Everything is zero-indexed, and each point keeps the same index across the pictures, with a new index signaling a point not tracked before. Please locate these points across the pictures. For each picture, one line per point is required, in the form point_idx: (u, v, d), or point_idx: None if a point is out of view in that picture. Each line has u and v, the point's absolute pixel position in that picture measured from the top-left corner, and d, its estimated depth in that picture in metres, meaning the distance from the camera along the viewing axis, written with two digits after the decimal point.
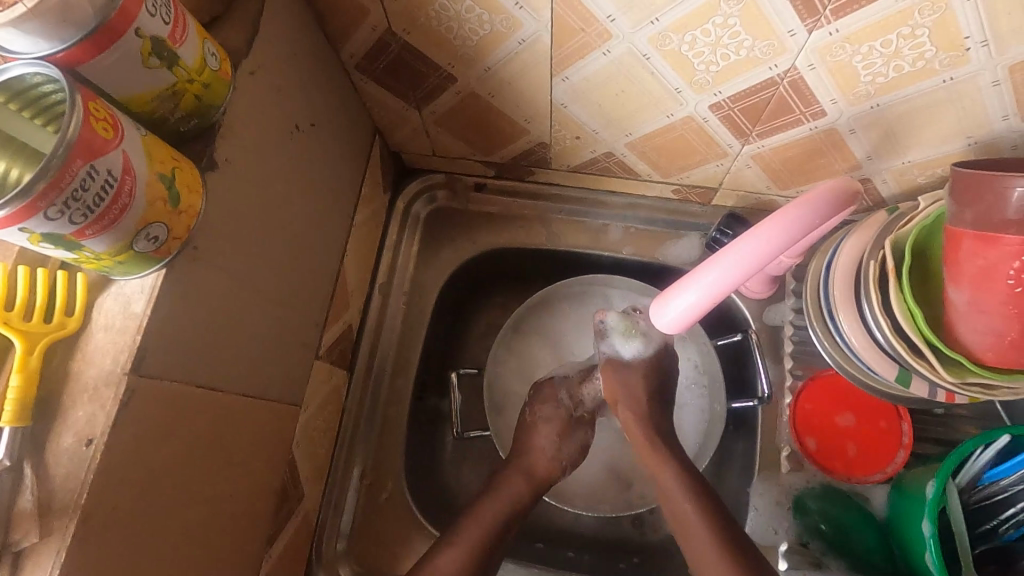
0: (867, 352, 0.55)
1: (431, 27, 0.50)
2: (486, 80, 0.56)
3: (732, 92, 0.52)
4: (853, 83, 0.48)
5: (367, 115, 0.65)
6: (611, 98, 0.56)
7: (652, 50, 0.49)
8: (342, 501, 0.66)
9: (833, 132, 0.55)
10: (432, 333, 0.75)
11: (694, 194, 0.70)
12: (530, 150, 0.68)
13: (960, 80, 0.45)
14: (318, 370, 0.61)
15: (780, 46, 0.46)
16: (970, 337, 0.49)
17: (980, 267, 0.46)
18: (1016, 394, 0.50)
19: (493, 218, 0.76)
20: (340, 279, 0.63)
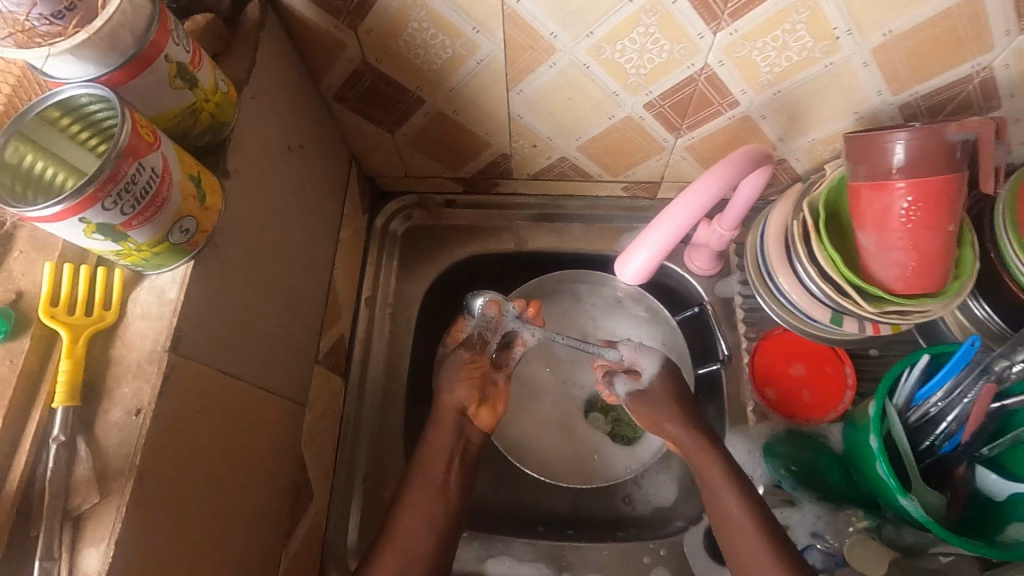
0: (805, 301, 0.64)
1: (401, 54, 0.59)
2: (451, 99, 0.65)
3: (661, 90, 0.62)
4: (755, 74, 0.59)
5: (344, 142, 0.72)
6: (560, 105, 0.65)
7: (591, 60, 0.58)
8: (348, 503, 0.69)
9: (748, 120, 0.65)
10: (419, 340, 0.80)
11: (642, 189, 0.79)
12: (493, 162, 0.76)
13: (837, 64, 0.57)
14: (318, 374, 0.65)
15: (694, 47, 0.56)
16: (882, 272, 0.58)
17: (879, 211, 0.56)
18: (926, 316, 0.59)
19: (465, 230, 0.83)
20: (331, 290, 0.69)
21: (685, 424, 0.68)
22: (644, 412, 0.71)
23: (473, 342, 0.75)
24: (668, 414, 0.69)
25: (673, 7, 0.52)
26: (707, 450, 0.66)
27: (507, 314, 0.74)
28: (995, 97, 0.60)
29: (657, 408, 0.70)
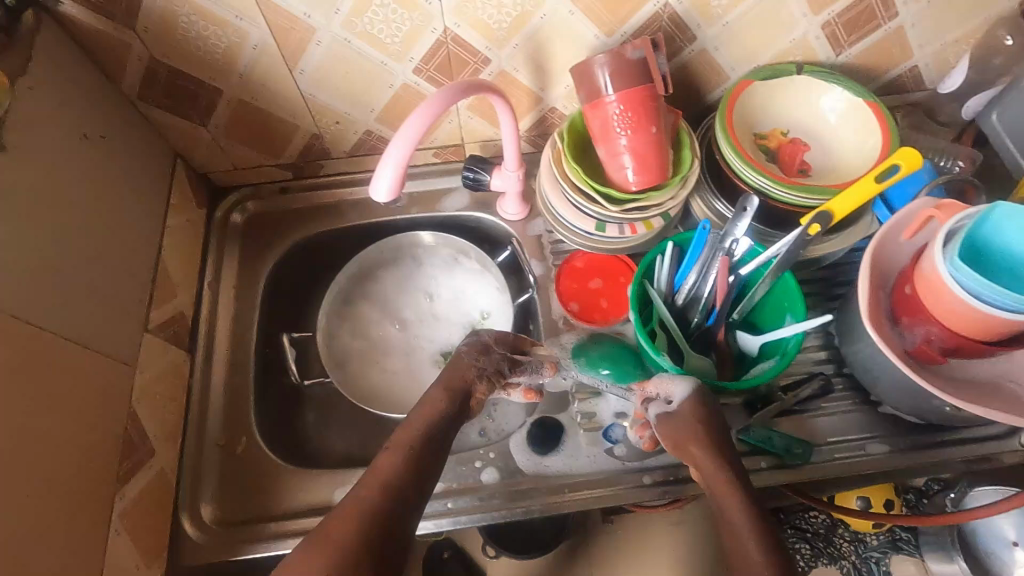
0: (574, 215, 0.76)
1: (183, 47, 0.68)
2: (245, 85, 0.74)
3: (420, 55, 0.73)
4: (491, 31, 0.71)
5: (164, 140, 0.80)
6: (342, 80, 0.75)
7: (348, 34, 0.69)
8: (201, 463, 0.74)
9: (505, 74, 0.77)
10: (267, 315, 0.87)
11: (450, 153, 0.90)
12: (309, 144, 0.85)
13: (549, 15, 0.70)
14: (150, 343, 0.71)
15: (427, 13, 0.68)
16: (618, 175, 0.71)
17: (601, 123, 0.68)
18: (660, 207, 0.72)
19: (301, 212, 0.92)
20: (161, 269, 0.75)
21: (710, 447, 0.63)
22: (675, 433, 0.66)
23: (466, 362, 0.71)
24: (693, 437, 0.64)
25: None
26: (730, 482, 0.60)
27: (502, 348, 0.74)
28: (687, 29, 0.74)
29: (682, 428, 0.65)
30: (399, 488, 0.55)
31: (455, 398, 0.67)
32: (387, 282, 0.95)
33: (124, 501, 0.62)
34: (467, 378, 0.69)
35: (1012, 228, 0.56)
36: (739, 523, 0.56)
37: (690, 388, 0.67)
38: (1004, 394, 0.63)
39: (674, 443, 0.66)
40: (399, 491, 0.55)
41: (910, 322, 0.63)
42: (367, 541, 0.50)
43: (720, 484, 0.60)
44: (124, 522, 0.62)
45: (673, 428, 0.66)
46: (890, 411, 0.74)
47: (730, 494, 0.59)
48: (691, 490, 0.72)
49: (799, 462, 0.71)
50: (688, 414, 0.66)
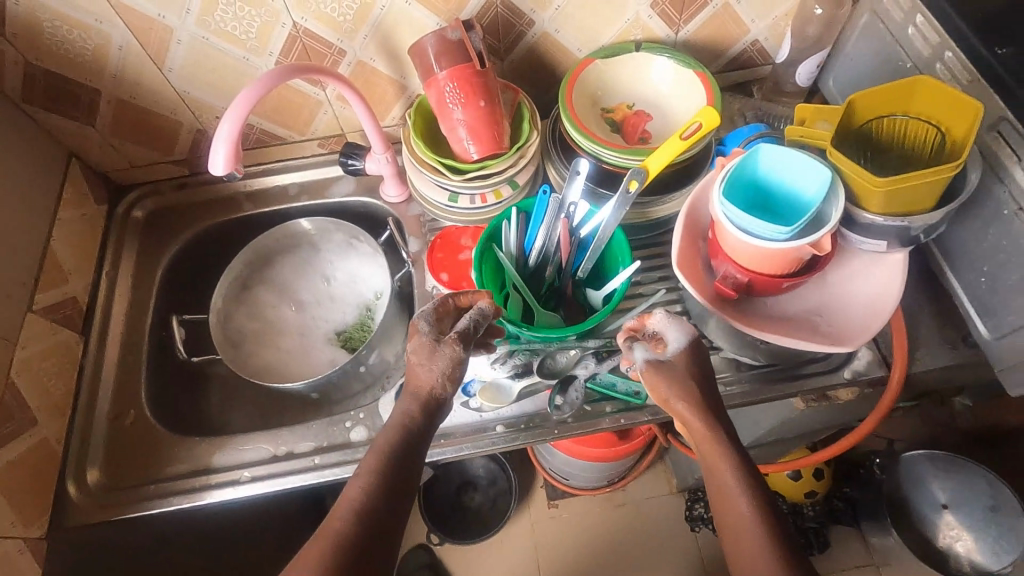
0: (429, 188, 0.82)
1: (53, 50, 0.75)
2: (120, 85, 0.81)
3: (278, 49, 0.80)
4: (337, 24, 0.78)
5: (56, 141, 0.86)
6: (211, 76, 0.82)
7: (204, 32, 0.76)
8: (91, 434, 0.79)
9: (362, 65, 0.84)
10: (164, 300, 0.93)
11: (333, 143, 0.96)
12: (197, 140, 0.92)
13: (387, 6, 0.77)
14: (34, 322, 0.76)
15: (273, 8, 0.75)
16: (458, 146, 0.77)
17: (436, 97, 0.75)
18: (502, 175, 0.78)
19: (199, 205, 0.98)
20: (49, 257, 0.81)
21: (699, 407, 0.61)
22: (656, 387, 0.63)
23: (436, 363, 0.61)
24: (683, 393, 0.62)
25: None
26: (714, 435, 0.59)
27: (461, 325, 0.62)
28: (523, 14, 0.81)
29: (670, 379, 0.62)
30: (373, 507, 0.52)
31: (428, 411, 0.60)
32: (284, 268, 1.00)
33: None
34: (445, 392, 0.61)
35: (779, 164, 0.61)
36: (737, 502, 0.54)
37: (685, 334, 0.65)
38: (807, 324, 0.68)
39: (658, 396, 0.63)
40: (375, 505, 0.53)
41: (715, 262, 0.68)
42: (352, 544, 0.50)
43: (704, 441, 0.59)
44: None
45: (660, 377, 0.63)
46: (729, 354, 0.79)
47: (713, 448, 0.58)
48: (541, 436, 0.76)
49: (641, 404, 0.77)
50: (683, 372, 0.63)
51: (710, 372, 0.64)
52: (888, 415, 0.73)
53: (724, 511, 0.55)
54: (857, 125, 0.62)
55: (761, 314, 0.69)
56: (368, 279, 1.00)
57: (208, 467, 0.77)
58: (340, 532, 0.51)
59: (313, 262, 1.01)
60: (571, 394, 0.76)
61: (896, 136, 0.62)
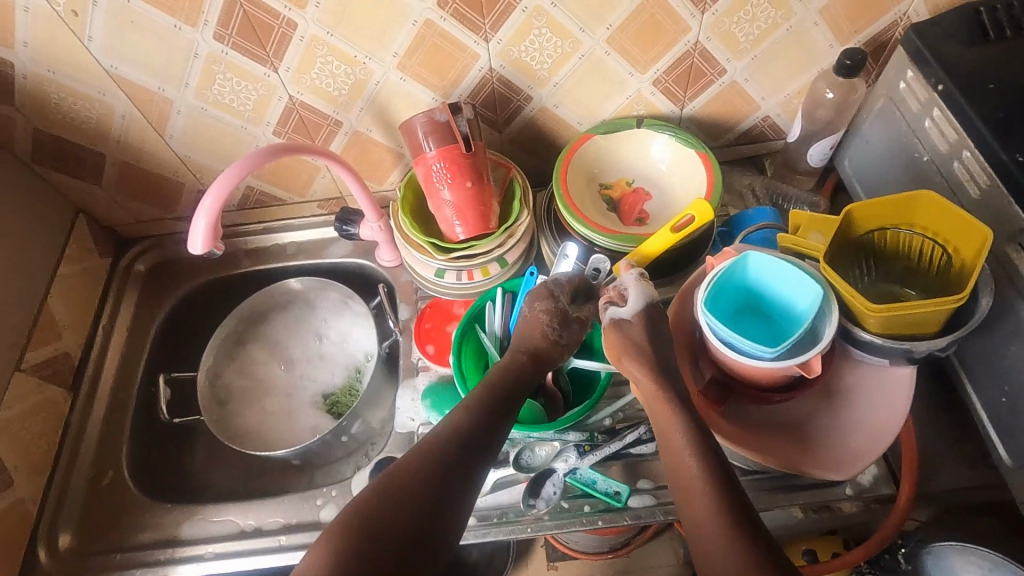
0: (415, 263, 0.80)
1: (61, 118, 0.77)
2: (125, 149, 0.83)
3: (275, 120, 0.80)
4: (332, 98, 0.78)
5: (65, 198, 0.89)
6: (210, 143, 0.83)
7: (203, 104, 0.77)
8: (68, 494, 0.79)
9: (358, 134, 0.84)
10: (155, 355, 0.94)
11: (332, 205, 0.97)
12: (198, 199, 0.93)
13: (382, 82, 0.77)
14: (21, 381, 0.77)
15: (269, 84, 0.75)
16: (445, 225, 0.76)
17: (423, 175, 0.74)
18: (489, 255, 0.76)
19: (200, 260, 1.00)
20: (45, 313, 0.83)
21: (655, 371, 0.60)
22: (612, 343, 0.64)
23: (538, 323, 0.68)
24: (635, 352, 0.62)
25: (229, 56, 0.72)
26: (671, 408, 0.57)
27: (552, 300, 0.69)
28: (520, 90, 0.80)
29: (626, 342, 0.63)
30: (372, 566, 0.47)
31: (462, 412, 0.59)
32: (276, 327, 1.00)
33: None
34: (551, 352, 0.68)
35: (770, 270, 0.57)
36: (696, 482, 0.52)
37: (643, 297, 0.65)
38: (801, 441, 0.62)
39: (612, 355, 0.64)
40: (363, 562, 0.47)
41: (702, 361, 0.64)
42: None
43: (662, 409, 0.58)
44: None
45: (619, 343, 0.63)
46: None
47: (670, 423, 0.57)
48: (514, 533, 0.72)
49: (621, 506, 0.72)
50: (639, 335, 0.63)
51: (662, 337, 0.64)
52: (892, 538, 0.67)
53: (684, 498, 0.52)
54: (858, 235, 0.58)
55: (751, 422, 0.63)
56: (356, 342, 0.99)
57: (177, 538, 0.76)
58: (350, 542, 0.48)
59: (305, 323, 1.01)
60: (546, 491, 0.72)
61: (899, 248, 0.58)
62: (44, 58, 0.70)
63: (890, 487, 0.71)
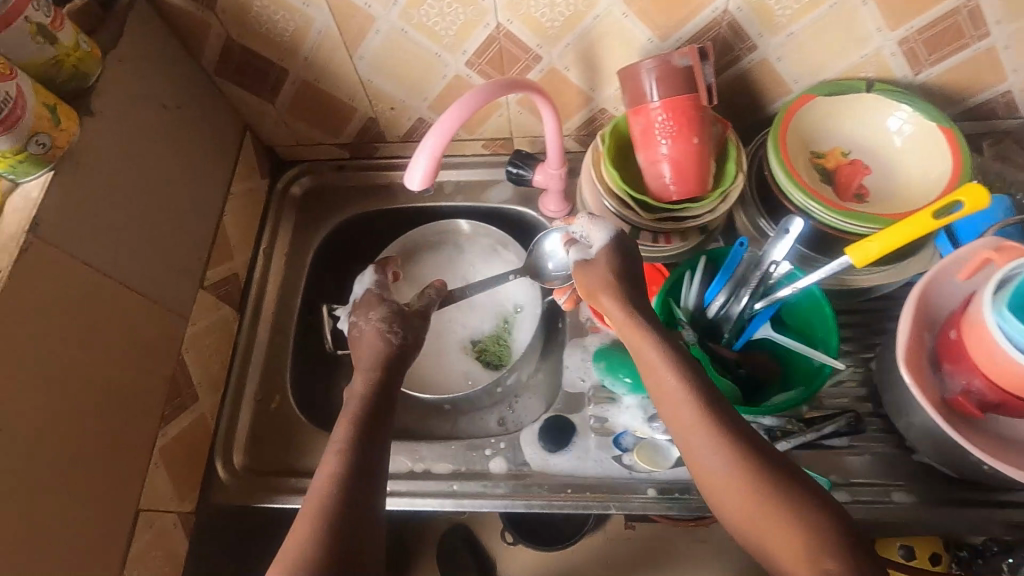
0: (608, 220, 0.76)
1: (257, 28, 0.72)
2: (310, 67, 0.78)
3: (473, 49, 0.74)
4: (542, 29, 0.71)
5: (236, 113, 0.86)
6: (398, 68, 0.78)
7: (405, 25, 0.71)
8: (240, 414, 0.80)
9: (555, 72, 0.77)
10: (311, 283, 0.93)
11: (498, 145, 0.91)
12: (365, 127, 0.89)
13: (602, 16, 0.69)
14: (204, 298, 0.77)
15: (482, 8, 0.69)
16: (655, 183, 0.70)
17: (643, 128, 0.68)
18: (697, 220, 0.71)
19: (354, 190, 0.97)
20: (221, 232, 0.82)
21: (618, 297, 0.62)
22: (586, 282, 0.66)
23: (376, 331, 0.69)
24: (606, 285, 0.64)
25: None
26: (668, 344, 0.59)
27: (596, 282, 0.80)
28: (747, 38, 0.71)
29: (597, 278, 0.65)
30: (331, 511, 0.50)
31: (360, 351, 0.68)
32: (426, 267, 0.98)
33: (166, 437, 0.69)
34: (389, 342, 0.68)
35: None
36: (680, 394, 0.55)
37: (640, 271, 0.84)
38: None
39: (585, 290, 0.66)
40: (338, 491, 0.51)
41: (952, 367, 0.59)
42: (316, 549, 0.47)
43: (636, 336, 0.60)
44: (162, 457, 0.68)
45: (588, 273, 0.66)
46: (924, 460, 0.69)
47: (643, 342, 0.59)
48: (696, 511, 0.70)
49: None
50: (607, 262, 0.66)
51: (630, 267, 0.66)
52: None
53: (672, 410, 0.55)
54: None
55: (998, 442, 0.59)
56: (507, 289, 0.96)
57: None
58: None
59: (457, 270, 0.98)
60: None
61: None
62: None
63: None
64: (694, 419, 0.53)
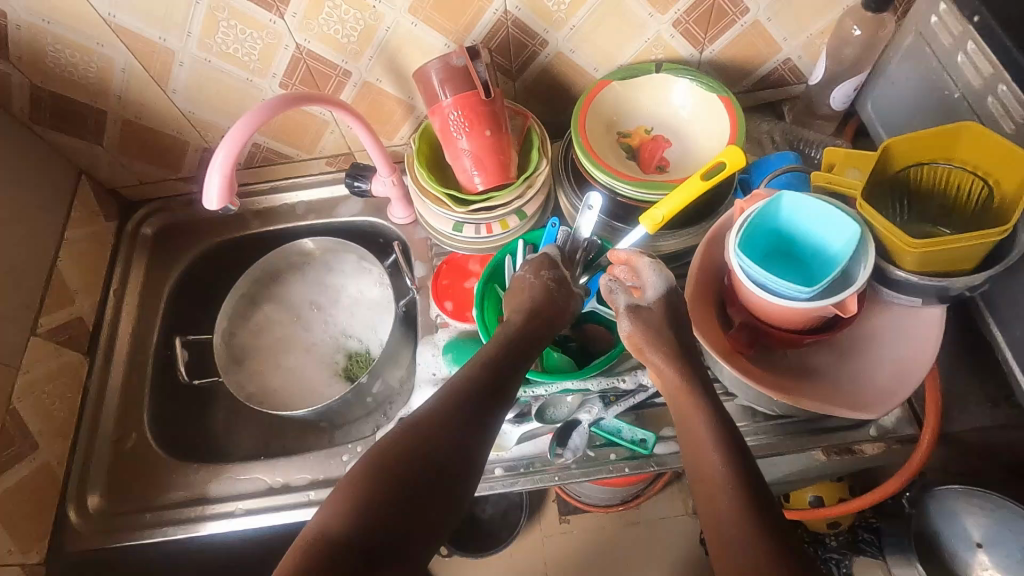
0: (433, 217, 0.79)
1: (56, 71, 0.74)
2: (125, 105, 0.80)
3: (282, 71, 0.77)
4: (339, 44, 0.75)
5: (65, 159, 0.86)
6: (215, 95, 0.80)
7: (207, 54, 0.74)
8: (454, 466, 0.54)
9: (369, 86, 0.81)
10: (170, 319, 0.93)
11: (342, 161, 0.94)
12: (204, 158, 0.90)
13: (392, 28, 0.74)
14: (37, 345, 0.77)
15: (274, 31, 0.73)
16: (461, 175, 0.74)
17: (439, 127, 0.72)
18: (507, 206, 0.75)
19: (209, 222, 0.97)
20: (56, 278, 0.81)
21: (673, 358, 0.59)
22: (633, 334, 0.62)
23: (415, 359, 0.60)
24: (658, 342, 0.61)
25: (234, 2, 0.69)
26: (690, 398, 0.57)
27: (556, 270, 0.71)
28: (536, 34, 0.77)
29: (648, 331, 0.61)
30: None
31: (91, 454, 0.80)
32: (293, 287, 0.98)
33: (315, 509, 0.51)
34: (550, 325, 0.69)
35: (806, 214, 0.56)
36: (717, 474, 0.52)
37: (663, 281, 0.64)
38: (825, 381, 0.62)
39: (633, 344, 0.62)
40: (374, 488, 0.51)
41: (731, 309, 0.63)
42: None
43: (682, 404, 0.58)
44: (370, 511, 0.50)
45: (646, 322, 0.62)
46: (741, 403, 0.74)
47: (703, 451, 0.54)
48: (542, 482, 0.73)
49: (646, 453, 0.73)
50: (658, 317, 0.62)
51: (682, 321, 0.63)
52: (913, 478, 0.68)
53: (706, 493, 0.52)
54: (895, 171, 0.60)
55: (781, 366, 0.64)
56: (649, 284, 0.64)
57: (206, 496, 0.77)
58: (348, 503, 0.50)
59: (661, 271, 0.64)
60: (573, 441, 0.73)
61: (934, 185, 0.60)
62: (38, 8, 0.68)
63: (913, 428, 0.72)
64: (723, 500, 0.50)
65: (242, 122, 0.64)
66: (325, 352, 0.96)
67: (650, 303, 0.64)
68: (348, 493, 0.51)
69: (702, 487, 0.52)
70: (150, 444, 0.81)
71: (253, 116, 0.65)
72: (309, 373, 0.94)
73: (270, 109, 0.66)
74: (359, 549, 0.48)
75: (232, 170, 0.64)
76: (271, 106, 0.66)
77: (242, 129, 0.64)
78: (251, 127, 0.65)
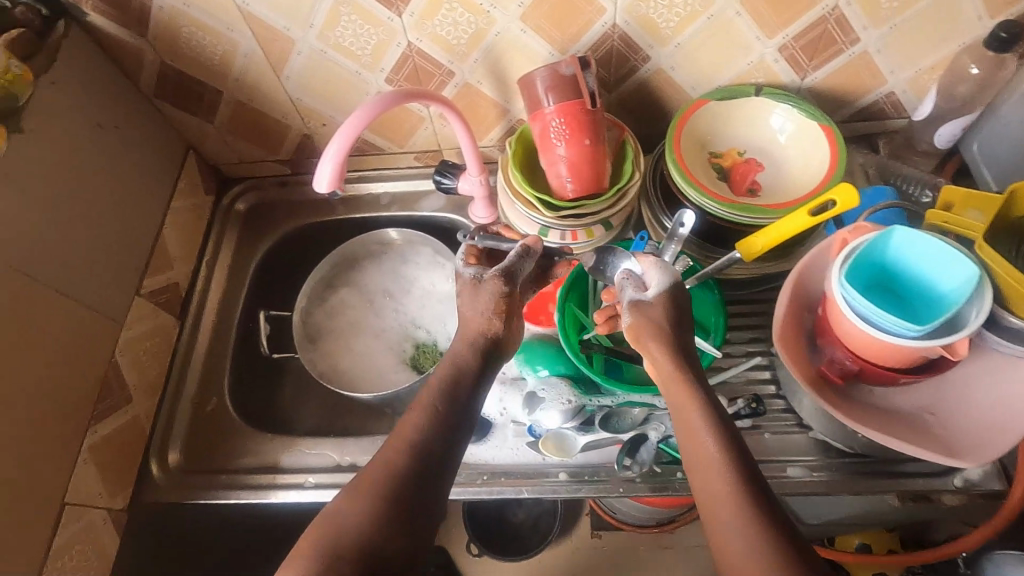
0: (519, 220, 0.80)
1: (184, 50, 0.80)
2: (240, 87, 0.85)
3: (390, 66, 0.80)
4: (448, 45, 0.78)
5: (177, 133, 0.91)
6: (324, 85, 0.83)
7: (324, 46, 0.78)
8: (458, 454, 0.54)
9: (469, 86, 0.83)
10: (253, 293, 0.97)
11: (429, 156, 0.97)
12: (302, 143, 0.94)
13: (502, 33, 0.76)
14: (139, 304, 0.82)
15: (391, 28, 0.76)
16: (554, 180, 0.75)
17: (539, 132, 0.73)
18: (595, 215, 0.75)
19: (297, 204, 1.02)
20: (160, 244, 0.87)
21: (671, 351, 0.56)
22: (632, 324, 0.59)
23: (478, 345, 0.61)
24: (653, 329, 0.58)
25: None
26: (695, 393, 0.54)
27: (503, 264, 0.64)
28: (640, 49, 0.78)
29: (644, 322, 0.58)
30: None
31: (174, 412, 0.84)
32: (369, 273, 1.01)
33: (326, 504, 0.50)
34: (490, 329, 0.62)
35: (923, 251, 0.55)
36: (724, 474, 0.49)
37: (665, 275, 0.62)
38: (918, 423, 0.61)
39: (633, 334, 0.59)
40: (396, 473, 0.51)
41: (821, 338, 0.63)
42: None
43: (681, 395, 0.54)
44: (388, 499, 0.49)
45: (642, 317, 0.59)
46: (820, 437, 0.73)
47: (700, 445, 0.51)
48: (604, 492, 0.74)
49: None
50: (661, 309, 0.60)
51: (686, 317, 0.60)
52: (1000, 535, 0.66)
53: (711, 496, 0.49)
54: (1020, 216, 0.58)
55: (870, 404, 0.62)
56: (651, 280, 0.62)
57: (276, 466, 0.80)
58: (366, 493, 0.49)
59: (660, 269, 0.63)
60: (642, 455, 0.73)
61: None
62: None
63: (1000, 484, 0.69)
64: (726, 495, 0.47)
65: (359, 112, 0.67)
66: (395, 339, 0.98)
67: (650, 297, 0.61)
68: (365, 484, 0.50)
69: (700, 477, 0.50)
70: (227, 409, 0.85)
71: (369, 107, 0.68)
72: (378, 358, 0.96)
73: (387, 102, 0.70)
74: (387, 532, 0.48)
75: (342, 157, 0.67)
76: (387, 100, 0.69)
77: (358, 118, 0.67)
78: (366, 117, 0.67)
